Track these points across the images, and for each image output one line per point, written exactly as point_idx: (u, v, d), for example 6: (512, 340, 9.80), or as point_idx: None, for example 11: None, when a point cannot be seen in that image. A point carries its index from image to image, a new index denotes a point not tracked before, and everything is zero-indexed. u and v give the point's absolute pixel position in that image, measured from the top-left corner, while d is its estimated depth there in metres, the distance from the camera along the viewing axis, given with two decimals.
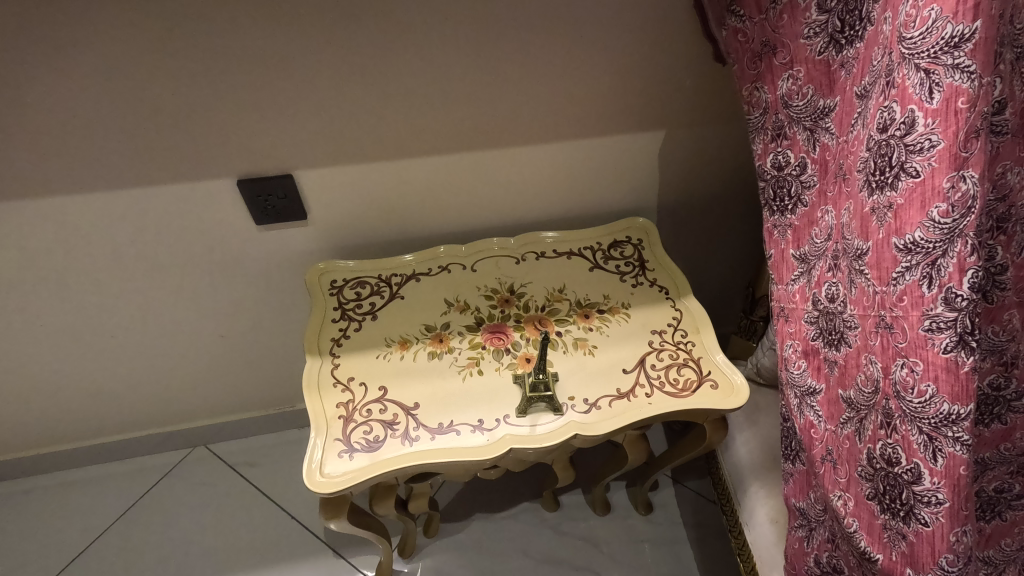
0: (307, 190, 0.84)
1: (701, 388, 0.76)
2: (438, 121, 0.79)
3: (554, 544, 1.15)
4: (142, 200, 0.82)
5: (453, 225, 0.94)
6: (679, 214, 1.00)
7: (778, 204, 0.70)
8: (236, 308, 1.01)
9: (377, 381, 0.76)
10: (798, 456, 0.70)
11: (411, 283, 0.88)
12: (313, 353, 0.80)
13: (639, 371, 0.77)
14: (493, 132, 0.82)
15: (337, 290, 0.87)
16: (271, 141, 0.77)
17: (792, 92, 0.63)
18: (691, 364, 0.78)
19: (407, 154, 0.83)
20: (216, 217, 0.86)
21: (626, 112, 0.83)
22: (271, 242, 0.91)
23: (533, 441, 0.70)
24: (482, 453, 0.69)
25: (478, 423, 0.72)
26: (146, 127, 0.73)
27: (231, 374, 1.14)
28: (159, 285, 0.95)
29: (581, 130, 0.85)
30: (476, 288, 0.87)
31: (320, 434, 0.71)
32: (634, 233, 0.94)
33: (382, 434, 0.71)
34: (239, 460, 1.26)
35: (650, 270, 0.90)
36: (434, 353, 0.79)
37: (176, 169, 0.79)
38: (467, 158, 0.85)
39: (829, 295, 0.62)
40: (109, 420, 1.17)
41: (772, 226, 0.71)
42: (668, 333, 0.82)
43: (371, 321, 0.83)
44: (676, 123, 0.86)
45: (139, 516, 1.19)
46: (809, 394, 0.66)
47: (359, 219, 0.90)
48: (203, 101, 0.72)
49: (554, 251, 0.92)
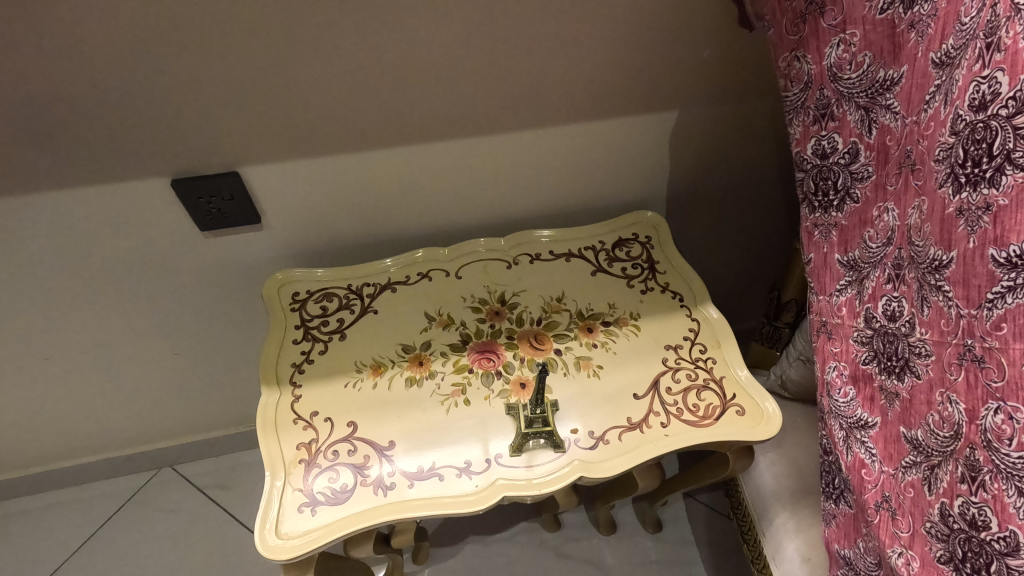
0: (259, 188, 0.72)
1: (725, 416, 0.65)
2: (411, 106, 0.66)
3: (555, 568, 1.05)
4: (60, 206, 0.69)
5: (435, 224, 0.82)
6: (692, 207, 0.89)
7: (819, 199, 0.58)
8: (191, 321, 0.89)
9: (345, 416, 0.65)
10: (842, 497, 0.60)
11: (386, 294, 0.76)
12: (270, 383, 0.68)
13: (652, 396, 0.66)
14: (477, 117, 0.70)
15: (300, 305, 0.75)
16: (210, 132, 0.64)
17: (843, 62, 0.51)
18: (712, 386, 0.67)
19: (377, 144, 0.70)
20: (154, 222, 0.73)
21: (632, 93, 0.71)
22: (223, 248, 0.79)
23: (530, 487, 0.59)
24: (470, 504, 0.58)
25: (465, 465, 0.61)
26: (51, 118, 0.59)
27: (193, 391, 1.02)
28: (99, 301, 0.82)
29: (581, 114, 0.72)
30: (462, 298, 0.75)
31: (277, 483, 0.59)
32: (641, 230, 0.83)
33: (350, 482, 0.60)
34: (209, 481, 1.15)
35: (661, 272, 0.78)
36: (412, 379, 0.68)
37: (98, 169, 0.66)
38: (447, 149, 0.73)
39: (887, 313, 0.51)
40: (58, 446, 1.04)
41: (811, 226, 0.59)
42: (684, 348, 0.70)
43: (339, 341, 0.71)
44: (691, 103, 0.74)
45: (99, 547, 1.07)
46: (859, 426, 0.55)
47: (324, 221, 0.78)
48: (121, 88, 0.58)
49: (550, 252, 0.80)
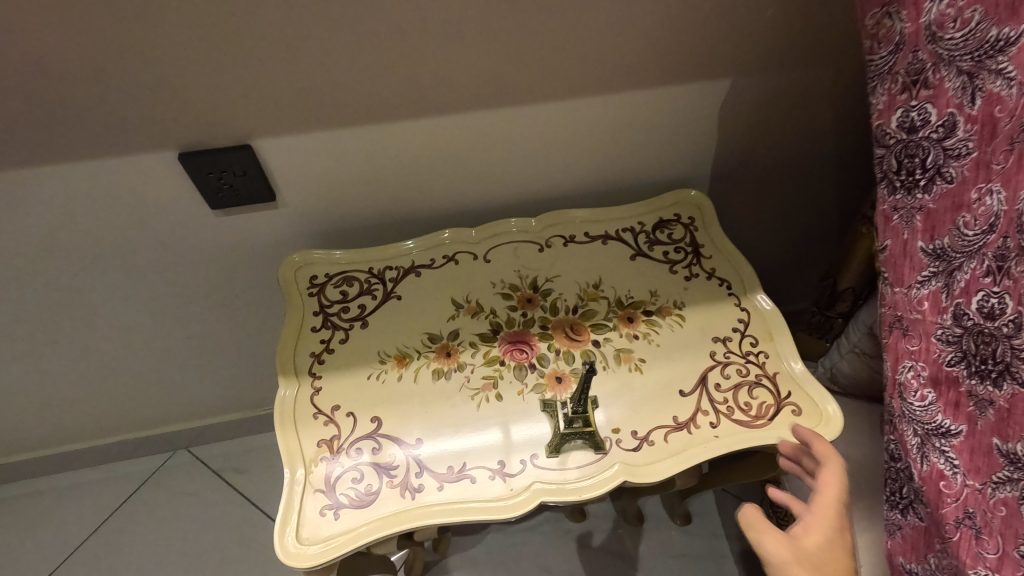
0: (274, 163, 0.66)
1: (781, 417, 0.59)
2: (436, 73, 0.60)
3: (580, 559, 1.02)
4: (61, 182, 0.64)
5: (461, 203, 0.76)
6: (736, 185, 0.82)
7: (902, 179, 0.51)
8: (205, 303, 0.85)
9: (369, 410, 0.60)
10: (911, 507, 0.54)
11: (409, 278, 0.71)
12: (287, 374, 0.63)
13: (700, 393, 0.61)
14: (510, 86, 0.63)
15: (318, 290, 0.70)
16: (218, 101, 0.58)
17: (946, 18, 0.44)
18: (765, 383, 0.62)
19: (400, 116, 0.64)
20: (161, 200, 0.68)
21: (683, 58, 0.64)
22: (236, 227, 0.74)
23: (569, 492, 0.55)
24: (504, 511, 0.54)
25: (498, 467, 0.56)
26: (45, 83, 0.54)
27: (207, 374, 0.99)
28: (107, 282, 0.78)
29: (624, 82, 0.65)
30: (491, 284, 0.70)
31: (297, 483, 0.55)
32: (684, 210, 0.77)
33: (375, 484, 0.55)
34: (225, 464, 1.12)
35: (707, 257, 0.72)
36: (440, 372, 0.63)
37: (99, 140, 0.60)
38: (476, 121, 0.66)
39: (984, 311, 0.46)
40: (72, 428, 1.02)
41: (890, 208, 0.53)
42: (733, 341, 0.65)
43: (361, 328, 0.67)
44: (745, 70, 0.67)
45: (116, 530, 1.06)
46: (938, 434, 0.50)
47: (342, 198, 0.72)
48: (119, 50, 0.53)
49: (586, 234, 0.74)
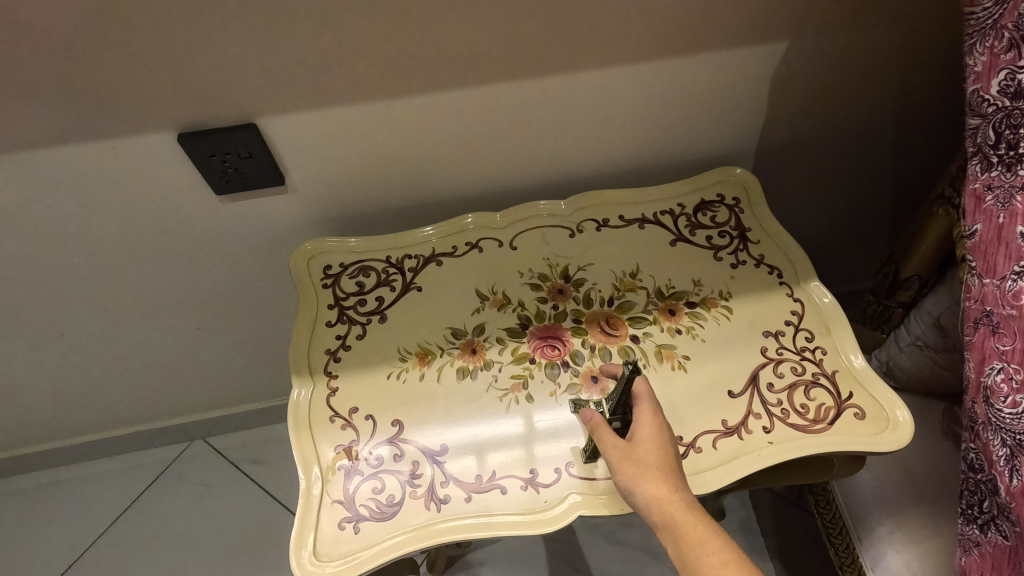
0: (281, 144, 0.61)
1: (842, 421, 0.53)
2: (456, 42, 0.54)
3: (608, 555, 0.98)
4: (56, 168, 0.59)
5: (484, 185, 0.71)
6: (784, 162, 0.75)
7: (1001, 153, 0.44)
8: (215, 293, 0.81)
9: (389, 413, 0.56)
10: (992, 524, 0.49)
11: (430, 268, 0.65)
12: (301, 373, 0.59)
13: (751, 394, 0.55)
14: (538, 54, 0.57)
15: (333, 281, 0.65)
16: (218, 75, 0.53)
17: None
18: (823, 382, 0.56)
19: (419, 90, 0.58)
20: (164, 186, 0.63)
21: (733, 18, 0.57)
22: (244, 214, 0.69)
23: (608, 506, 0.50)
24: (536, 526, 0.49)
25: (529, 476, 0.51)
26: (30, 57, 0.49)
27: (219, 365, 0.96)
28: (112, 273, 0.74)
29: (666, 48, 0.59)
30: (519, 274, 0.64)
31: (314, 493, 0.51)
32: (728, 190, 0.70)
33: (398, 494, 0.51)
34: (243, 455, 1.10)
35: (755, 242, 0.66)
36: (464, 371, 0.58)
37: (92, 121, 0.55)
38: (501, 95, 0.60)
39: None
40: (88, 419, 1.00)
41: (982, 188, 0.46)
42: (787, 335, 0.59)
43: (379, 323, 0.62)
44: (802, 33, 0.59)
45: (134, 521, 1.04)
46: None
47: (356, 182, 0.67)
48: (106, 17, 0.47)
49: (621, 218, 0.68)
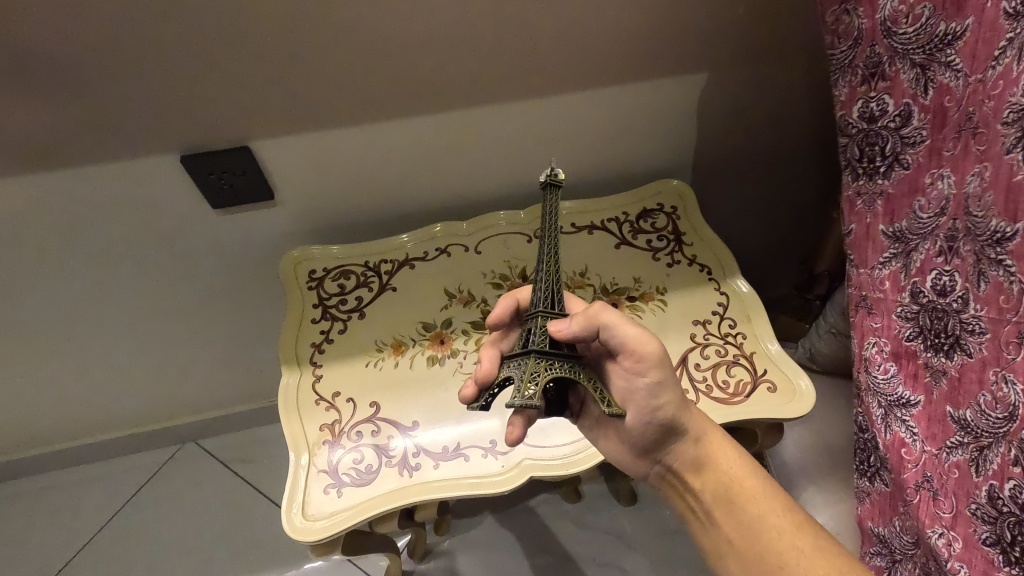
0: (272, 163, 0.69)
1: (757, 393, 0.63)
2: (424, 76, 0.63)
3: (576, 537, 1.06)
4: (70, 187, 0.67)
5: (453, 197, 0.80)
6: (719, 174, 0.85)
7: (864, 165, 0.54)
8: (208, 299, 0.89)
9: (368, 396, 0.64)
10: (878, 475, 0.58)
11: (404, 271, 0.74)
12: (290, 364, 0.67)
13: (680, 372, 0.64)
14: (495, 86, 0.66)
15: (317, 284, 0.73)
16: (218, 107, 0.62)
17: (899, 14, 0.47)
18: (742, 362, 0.65)
19: (393, 116, 0.67)
20: (167, 202, 0.71)
21: (661, 55, 0.67)
22: (238, 225, 0.77)
23: (558, 468, 0.58)
24: (495, 485, 0.57)
25: (490, 445, 0.60)
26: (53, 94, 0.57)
27: (211, 368, 1.03)
28: (113, 283, 0.81)
29: (605, 79, 0.69)
30: (483, 275, 0.73)
31: (302, 465, 0.59)
32: (667, 199, 0.80)
33: (375, 463, 0.59)
34: (233, 455, 1.16)
35: (689, 244, 0.75)
36: (434, 358, 0.66)
37: (105, 146, 0.63)
38: (465, 119, 0.69)
39: (937, 288, 0.49)
40: (85, 423, 1.06)
41: (854, 194, 0.56)
42: (713, 323, 0.68)
43: (359, 319, 0.70)
44: (720, 66, 0.70)
45: (128, 521, 1.10)
46: (899, 405, 0.53)
47: (338, 196, 0.75)
48: (123, 60, 0.56)
49: (572, 225, 0.78)
